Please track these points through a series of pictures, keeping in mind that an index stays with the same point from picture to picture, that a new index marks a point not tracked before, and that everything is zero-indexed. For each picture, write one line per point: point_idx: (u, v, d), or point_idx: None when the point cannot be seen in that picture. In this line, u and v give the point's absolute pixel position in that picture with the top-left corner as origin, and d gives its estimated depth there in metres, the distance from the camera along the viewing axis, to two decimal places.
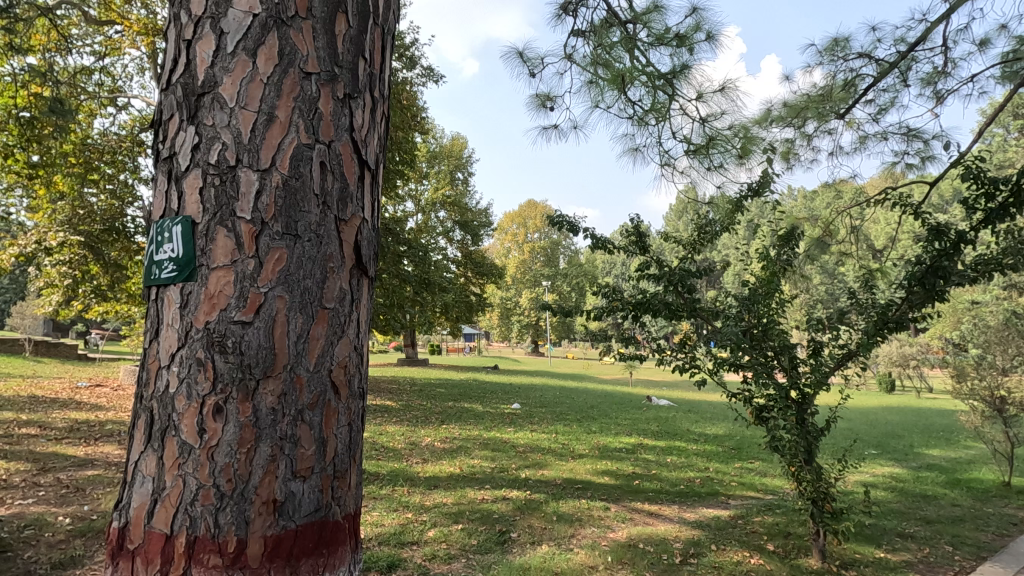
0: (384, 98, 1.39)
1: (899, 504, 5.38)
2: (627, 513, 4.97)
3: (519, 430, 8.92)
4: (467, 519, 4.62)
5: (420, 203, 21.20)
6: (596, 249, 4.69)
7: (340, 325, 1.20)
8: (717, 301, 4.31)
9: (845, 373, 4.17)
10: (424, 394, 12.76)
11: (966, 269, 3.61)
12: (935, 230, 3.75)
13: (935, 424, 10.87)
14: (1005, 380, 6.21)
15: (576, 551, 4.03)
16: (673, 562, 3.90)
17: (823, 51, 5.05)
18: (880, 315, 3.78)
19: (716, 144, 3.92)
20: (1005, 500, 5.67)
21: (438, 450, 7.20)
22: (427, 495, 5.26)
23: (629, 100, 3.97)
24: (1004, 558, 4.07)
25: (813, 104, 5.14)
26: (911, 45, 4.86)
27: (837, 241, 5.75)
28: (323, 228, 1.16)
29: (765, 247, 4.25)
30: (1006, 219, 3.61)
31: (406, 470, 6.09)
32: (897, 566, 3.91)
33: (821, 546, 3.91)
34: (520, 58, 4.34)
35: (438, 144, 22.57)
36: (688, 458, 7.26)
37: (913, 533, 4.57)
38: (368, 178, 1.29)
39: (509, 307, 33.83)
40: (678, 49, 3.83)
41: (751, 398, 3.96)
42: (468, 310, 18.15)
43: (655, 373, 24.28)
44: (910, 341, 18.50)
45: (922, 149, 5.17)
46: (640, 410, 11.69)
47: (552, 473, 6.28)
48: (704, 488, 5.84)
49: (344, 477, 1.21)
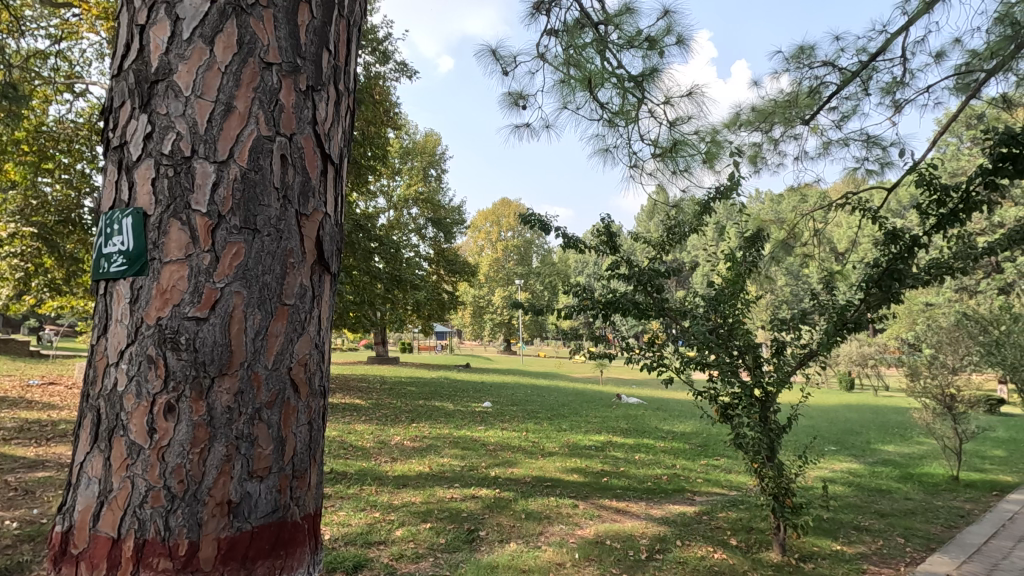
0: (351, 93, 1.38)
1: (856, 499, 5.57)
2: (595, 510, 5.02)
3: (490, 428, 8.92)
4: (435, 518, 4.60)
5: (392, 199, 21.02)
6: (567, 248, 4.72)
7: (301, 321, 1.18)
8: (685, 300, 4.39)
9: (807, 372, 4.29)
10: (394, 393, 12.65)
11: (919, 272, 3.75)
12: (891, 234, 3.88)
13: (891, 421, 11.28)
14: (955, 379, 6.50)
15: (544, 549, 4.05)
16: (639, 558, 3.95)
17: (789, 59, 5.19)
18: (839, 316, 3.91)
19: (683, 148, 3.98)
20: (953, 494, 5.93)
21: (408, 449, 7.13)
22: (396, 494, 5.21)
23: (599, 102, 4.01)
24: (951, 549, 4.25)
25: (779, 109, 5.27)
26: (872, 55, 5.03)
27: (800, 244, 5.94)
28: (284, 223, 1.13)
29: (731, 248, 4.35)
30: (956, 225, 3.75)
31: (375, 470, 6.01)
32: (852, 558, 4.06)
33: (782, 541, 4.02)
34: (493, 56, 4.33)
35: (411, 140, 22.35)
36: (656, 455, 7.38)
37: (868, 527, 4.74)
38: (332, 172, 1.27)
39: (481, 305, 33.79)
40: (649, 52, 3.87)
41: (717, 396, 4.05)
42: (440, 308, 18.03)
43: (625, 371, 24.56)
44: (869, 342, 19.14)
45: (881, 155, 5.35)
46: (610, 408, 11.82)
47: (522, 471, 6.28)
48: (670, 485, 5.94)
49: (303, 477, 1.19)
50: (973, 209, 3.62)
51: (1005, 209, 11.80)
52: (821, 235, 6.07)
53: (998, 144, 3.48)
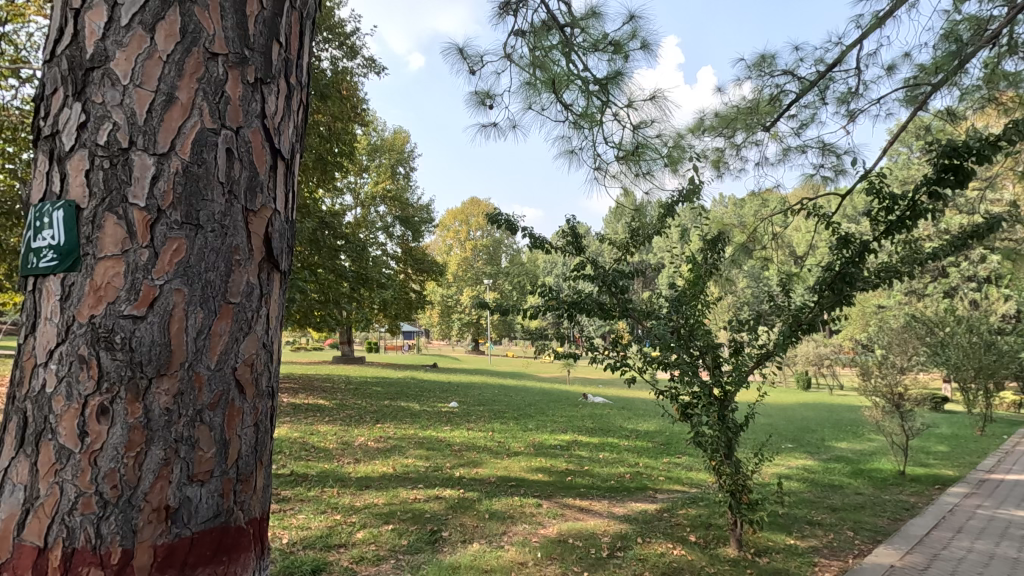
0: (305, 87, 1.35)
1: (809, 494, 5.76)
2: (559, 509, 5.06)
3: (456, 428, 8.89)
4: (398, 519, 4.55)
5: (359, 196, 20.77)
6: (533, 248, 4.74)
7: (247, 321, 1.15)
8: (649, 301, 4.45)
9: (765, 372, 4.41)
10: (359, 393, 12.47)
11: (870, 276, 3.91)
12: (843, 239, 4.03)
13: (845, 419, 11.73)
14: (903, 378, 6.78)
15: (507, 548, 4.06)
16: (601, 556, 3.99)
17: (751, 67, 5.33)
18: (795, 317, 4.05)
19: (645, 151, 4.04)
20: (899, 488, 6.21)
21: (371, 450, 7.05)
22: (357, 496, 5.14)
23: (564, 104, 4.03)
24: (896, 540, 4.45)
25: (741, 116, 5.41)
26: (829, 65, 5.20)
27: (759, 248, 6.11)
28: (229, 219, 1.10)
29: (693, 251, 4.45)
30: (903, 231, 3.93)
31: (337, 471, 5.91)
32: (804, 551, 4.20)
33: (738, 536, 4.13)
34: (460, 54, 4.29)
35: (380, 136, 22.11)
36: (619, 454, 7.49)
37: (820, 521, 4.92)
38: (282, 168, 1.24)
39: (449, 305, 33.59)
40: (614, 56, 3.92)
41: (677, 396, 4.12)
42: (407, 307, 17.85)
43: (591, 371, 24.82)
44: (825, 342, 19.85)
45: (836, 162, 5.55)
46: (576, 408, 11.94)
47: (486, 471, 6.28)
48: (633, 483, 6.04)
49: (248, 481, 1.16)
50: (919, 216, 3.79)
51: (949, 217, 12.44)
52: (779, 240, 6.25)
53: (940, 156, 3.65)
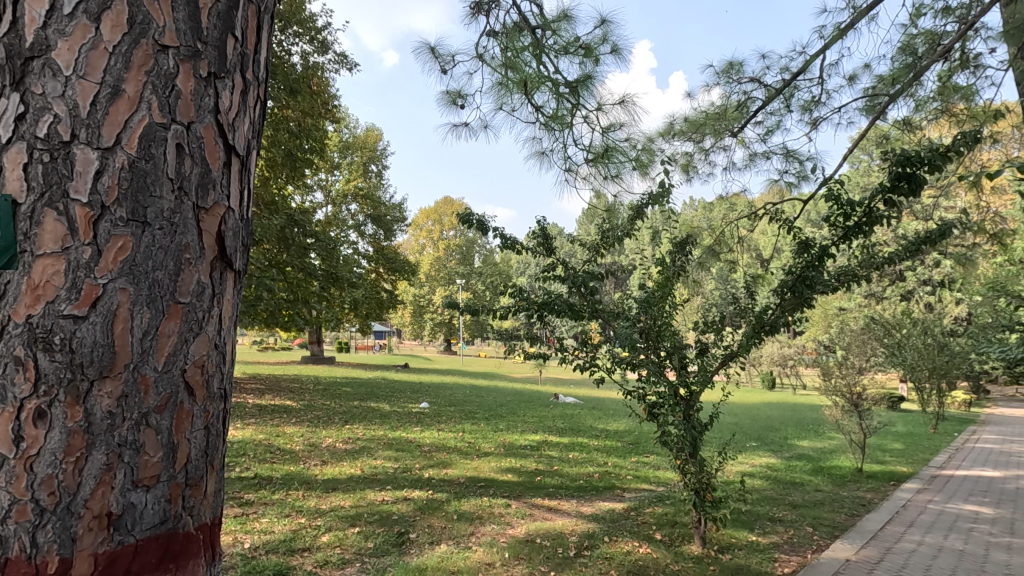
0: (262, 83, 1.33)
1: (772, 492, 5.91)
2: (527, 509, 5.07)
3: (426, 429, 8.83)
4: (364, 522, 4.50)
5: (330, 194, 20.48)
6: (504, 248, 4.74)
7: (198, 321, 1.12)
8: (619, 302, 4.50)
9: (730, 372, 4.50)
10: (327, 394, 12.28)
11: (829, 279, 4.03)
12: (803, 243, 4.14)
13: (807, 418, 12.08)
14: (862, 378, 7.02)
15: (475, 549, 4.04)
16: (567, 556, 4.01)
17: (720, 73, 5.44)
18: (758, 320, 4.14)
19: (615, 154, 4.08)
20: (857, 484, 6.43)
21: (339, 451, 6.95)
22: (323, 498, 5.05)
23: (534, 105, 4.05)
24: (852, 535, 4.60)
25: (710, 121, 5.51)
26: (794, 74, 5.35)
27: (726, 251, 6.24)
28: (178, 216, 1.08)
29: (662, 253, 4.50)
30: (860, 236, 4.06)
31: (303, 474, 5.80)
32: (766, 548, 4.31)
33: (702, 534, 4.21)
34: (432, 53, 4.27)
35: (351, 134, 21.86)
36: (589, 453, 7.55)
37: (781, 517, 5.04)
38: (236, 165, 1.22)
39: (421, 305, 33.32)
40: (584, 59, 3.95)
41: (644, 396, 4.18)
42: (378, 307, 17.68)
43: (563, 371, 24.99)
44: (789, 342, 20.37)
45: (799, 169, 5.70)
46: (547, 408, 11.97)
47: (456, 472, 6.25)
48: (602, 482, 6.10)
49: (197, 485, 1.13)
50: (875, 222, 3.93)
51: (906, 223, 12.93)
52: (745, 243, 6.38)
53: (895, 165, 3.76)
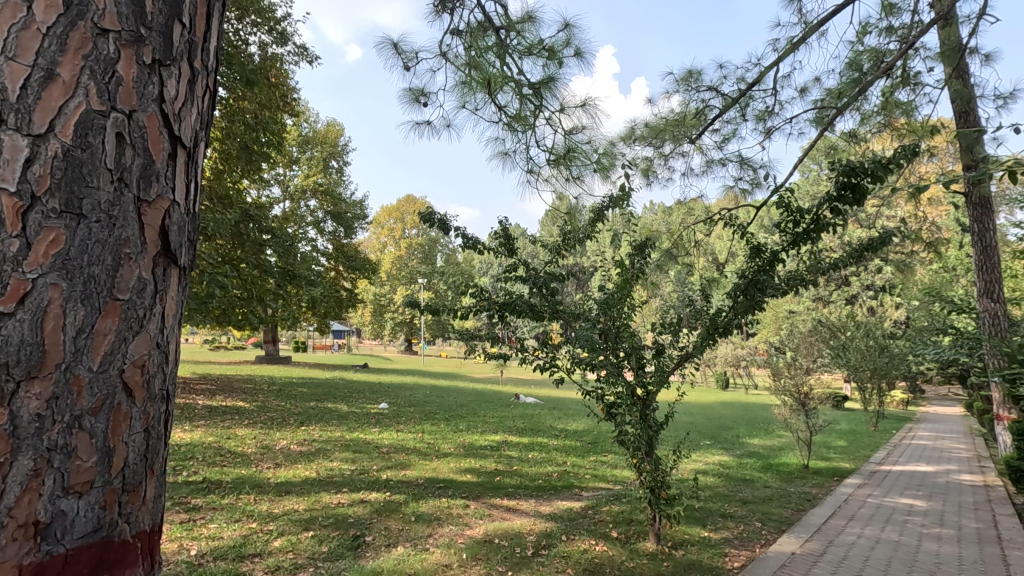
0: (210, 73, 1.28)
1: (723, 488, 6.10)
2: (486, 509, 5.07)
3: (385, 430, 8.71)
4: (319, 525, 4.40)
5: (288, 189, 19.95)
6: (466, 248, 4.72)
7: (138, 319, 1.07)
8: (579, 303, 4.55)
9: (685, 372, 4.61)
10: (283, 395, 11.95)
11: (779, 283, 4.19)
12: (755, 248, 4.28)
13: (758, 417, 12.52)
14: (808, 379, 7.32)
15: (432, 551, 4.01)
16: (525, 555, 4.03)
17: (680, 81, 5.57)
18: (712, 322, 4.26)
19: (576, 157, 4.13)
20: (803, 480, 6.70)
21: (293, 453, 6.77)
22: (276, 502, 4.91)
23: (498, 106, 4.04)
24: (798, 530, 4.79)
25: (669, 127, 5.63)
26: (749, 84, 5.53)
27: (683, 254, 6.40)
28: (118, 209, 1.02)
29: (621, 256, 4.57)
30: (808, 242, 4.23)
31: (254, 477, 5.62)
32: (717, 543, 4.43)
33: (657, 530, 4.30)
34: (394, 49, 4.21)
35: (311, 128, 21.35)
36: (548, 453, 7.61)
37: (732, 513, 5.21)
38: (182, 157, 1.17)
39: (382, 304, 32.84)
40: (548, 61, 3.97)
41: (603, 396, 4.24)
42: (338, 306, 17.34)
43: (524, 371, 25.09)
44: (742, 344, 21.06)
45: (752, 176, 5.90)
46: (508, 408, 12.01)
47: (414, 473, 6.19)
48: (560, 482, 6.16)
49: (135, 491, 1.08)
50: (822, 229, 4.10)
51: (852, 230, 13.56)
52: (702, 247, 6.55)
53: (841, 175, 3.94)
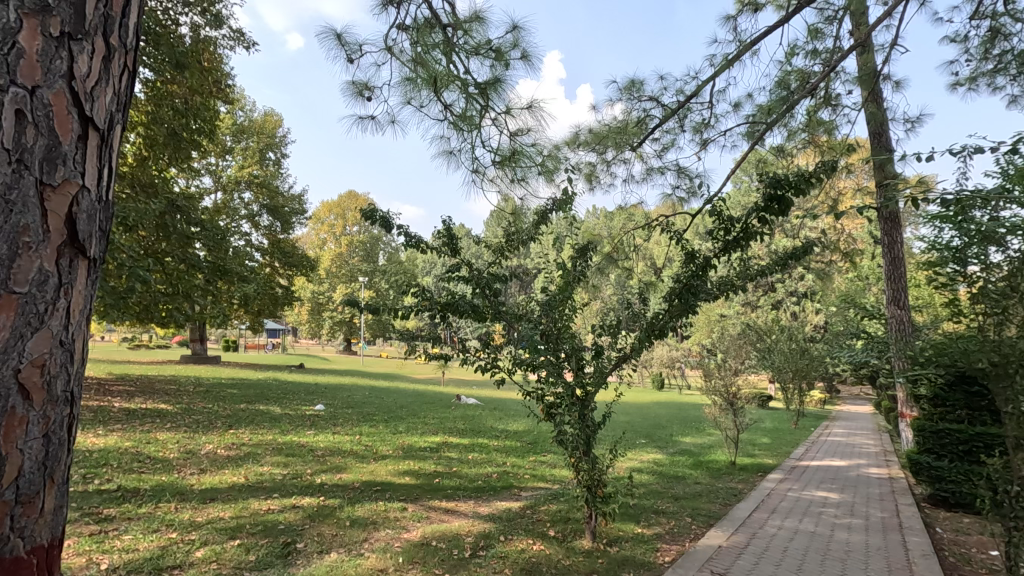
0: (130, 51, 1.20)
1: (657, 485, 6.31)
2: (424, 511, 5.00)
3: (321, 432, 8.43)
4: (246, 533, 4.19)
5: (220, 180, 18.95)
6: (409, 246, 4.64)
7: (38, 314, 0.98)
8: (522, 305, 4.58)
9: (623, 373, 4.73)
10: (210, 396, 11.32)
11: (710, 288, 4.37)
12: (690, 254, 4.46)
13: (690, 416, 13.03)
14: (736, 379, 7.70)
15: (367, 556, 3.91)
16: (463, 557, 4.00)
17: (623, 90, 5.71)
18: (648, 324, 4.39)
19: (521, 158, 4.15)
20: (730, 476, 7.03)
21: (220, 458, 6.43)
22: (200, 510, 4.64)
23: (444, 104, 4.00)
24: (724, 523, 5.02)
25: (612, 134, 5.77)
26: (688, 97, 5.75)
27: (623, 258, 6.57)
28: (16, 193, 0.94)
29: (564, 258, 4.62)
30: (738, 249, 4.44)
31: (176, 484, 5.29)
32: (650, 538, 4.58)
33: (593, 528, 4.39)
34: (337, 40, 4.08)
35: (247, 117, 20.38)
36: (488, 454, 7.60)
37: (664, 509, 5.40)
38: (95, 139, 1.09)
39: (320, 302, 31.79)
40: (495, 62, 3.97)
41: (543, 396, 4.28)
42: (272, 303, 16.63)
43: (466, 372, 25.00)
44: (677, 346, 21.86)
45: (689, 185, 6.14)
46: (449, 409, 11.93)
47: (350, 476, 6.02)
48: (500, 482, 6.17)
49: (30, 503, 0.98)
50: (750, 237, 4.32)
51: (778, 240, 14.39)
52: (641, 252, 6.75)
53: (768, 187, 4.17)
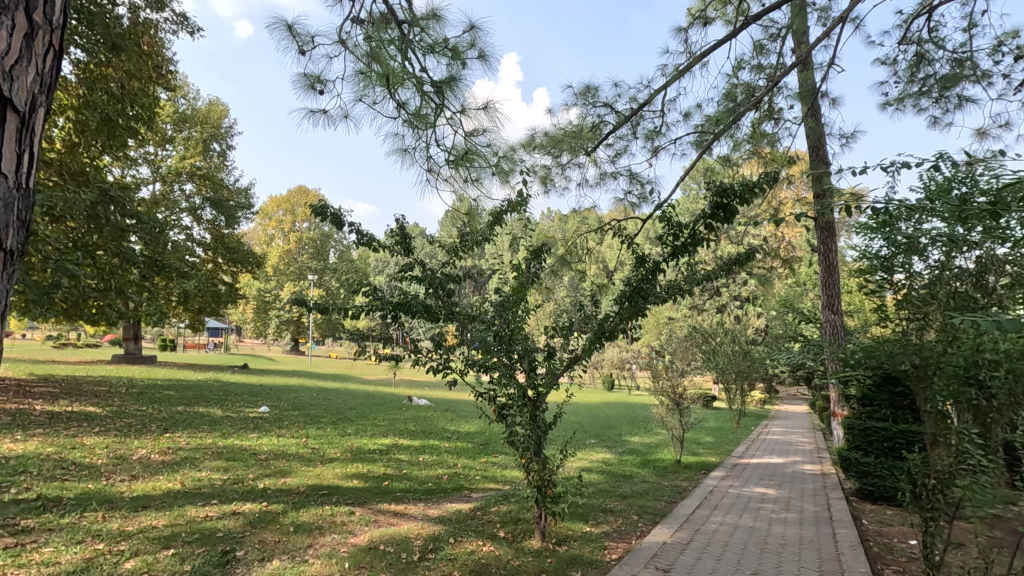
0: (54, 30, 1.16)
1: (606, 484, 6.43)
2: (372, 515, 4.91)
3: (264, 435, 8.15)
4: (182, 542, 3.99)
5: (159, 170, 18.01)
6: (360, 245, 4.54)
7: None
8: (475, 305, 4.56)
9: (574, 374, 4.78)
10: (144, 398, 10.71)
11: (660, 291, 4.48)
12: (640, 258, 4.56)
13: (638, 416, 13.34)
14: (683, 380, 7.94)
15: (311, 562, 3.80)
16: (411, 560, 3.95)
17: (578, 95, 5.79)
18: (599, 326, 4.46)
19: (476, 159, 4.14)
20: (676, 474, 7.25)
21: (154, 463, 6.09)
22: (130, 519, 4.39)
23: (397, 102, 3.94)
24: (669, 520, 5.16)
25: (567, 138, 5.84)
26: (640, 104, 5.90)
27: (576, 261, 6.66)
28: None
29: (518, 259, 4.63)
30: (686, 254, 4.58)
31: (104, 492, 4.97)
32: (598, 537, 4.66)
33: (542, 528, 4.42)
34: (289, 31, 3.96)
35: (190, 106, 19.47)
36: (439, 455, 7.53)
37: (612, 508, 5.50)
38: (14, 121, 1.04)
39: (266, 300, 30.67)
40: (451, 61, 3.95)
41: (495, 397, 4.27)
42: (214, 301, 15.94)
43: (417, 373, 24.72)
44: (626, 347, 22.35)
45: (640, 191, 6.29)
46: (399, 410, 11.76)
47: (295, 480, 5.84)
48: (450, 484, 6.13)
49: None
50: (697, 243, 4.46)
51: (723, 246, 14.96)
52: (593, 255, 6.85)
53: (715, 195, 4.32)
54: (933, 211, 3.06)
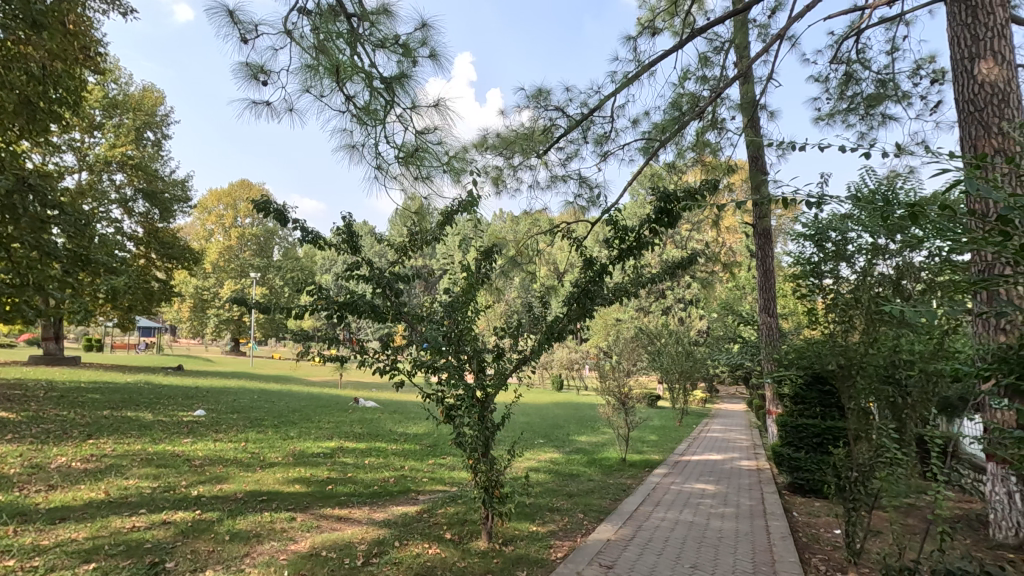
0: None
1: (552, 483, 6.51)
2: (314, 520, 4.77)
3: (199, 440, 7.76)
4: (105, 555, 3.75)
5: (86, 158, 16.87)
6: (305, 242, 4.41)
7: None
8: (424, 306, 4.51)
9: (522, 374, 4.80)
10: (65, 402, 9.98)
11: (607, 293, 4.57)
12: (588, 260, 4.63)
13: (586, 416, 13.57)
14: (629, 380, 8.14)
15: (247, 571, 3.65)
16: (354, 566, 3.86)
17: (530, 97, 5.84)
18: (548, 328, 4.50)
19: (426, 157, 4.10)
20: (621, 472, 7.43)
21: (75, 472, 5.69)
22: (46, 532, 4.08)
23: (346, 96, 3.85)
24: (614, 518, 5.27)
25: (519, 140, 5.88)
26: (591, 109, 6.01)
27: (527, 262, 6.71)
28: None
29: (468, 260, 4.60)
30: (631, 258, 4.69)
31: (16, 504, 4.60)
32: (544, 536, 4.70)
33: (489, 528, 4.42)
34: (231, 17, 3.79)
35: (121, 91, 18.35)
36: (386, 458, 7.40)
37: (559, 506, 5.57)
38: None
39: (204, 298, 29.25)
40: (402, 58, 3.89)
41: (443, 398, 4.23)
42: (146, 298, 15.06)
43: (365, 374, 24.20)
44: (575, 348, 22.67)
45: (590, 194, 6.40)
46: (345, 413, 11.48)
47: (232, 486, 5.60)
48: (396, 487, 6.02)
49: None
50: (642, 247, 4.59)
51: (668, 250, 15.45)
52: (544, 256, 6.90)
53: (660, 200, 4.45)
54: (859, 221, 3.26)
